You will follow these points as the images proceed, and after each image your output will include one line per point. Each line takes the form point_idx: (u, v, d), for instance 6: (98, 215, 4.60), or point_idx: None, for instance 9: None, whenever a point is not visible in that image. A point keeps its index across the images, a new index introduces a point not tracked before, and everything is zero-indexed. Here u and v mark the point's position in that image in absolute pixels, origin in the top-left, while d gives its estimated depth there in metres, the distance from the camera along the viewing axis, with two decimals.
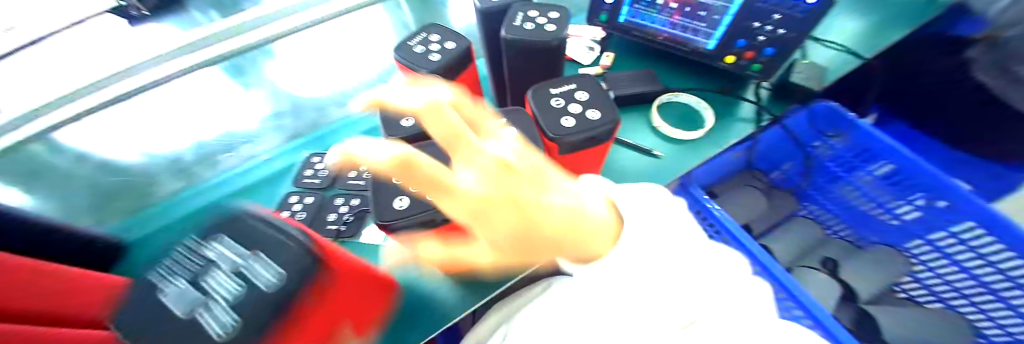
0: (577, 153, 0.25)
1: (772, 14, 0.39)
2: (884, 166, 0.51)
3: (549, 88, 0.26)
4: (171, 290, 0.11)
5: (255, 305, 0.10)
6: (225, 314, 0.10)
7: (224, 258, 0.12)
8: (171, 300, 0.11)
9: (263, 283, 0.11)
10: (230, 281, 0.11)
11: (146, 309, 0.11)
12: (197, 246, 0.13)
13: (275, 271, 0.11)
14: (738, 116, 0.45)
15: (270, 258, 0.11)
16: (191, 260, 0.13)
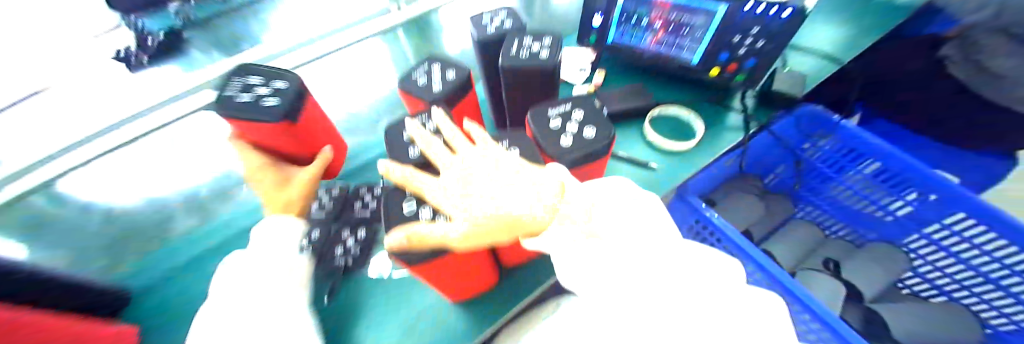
0: (578, 170, 0.26)
1: (750, 28, 0.40)
2: (871, 164, 0.51)
3: (546, 109, 0.27)
4: (240, 93, 0.30)
5: (284, 96, 0.30)
6: (274, 96, 0.30)
7: (264, 84, 0.31)
8: (241, 97, 0.30)
9: (283, 89, 0.30)
10: (267, 92, 0.30)
11: (226, 104, 0.29)
12: (250, 80, 0.31)
13: (287, 86, 0.30)
14: (727, 125, 0.47)
15: (285, 82, 0.31)
16: (251, 84, 0.31)
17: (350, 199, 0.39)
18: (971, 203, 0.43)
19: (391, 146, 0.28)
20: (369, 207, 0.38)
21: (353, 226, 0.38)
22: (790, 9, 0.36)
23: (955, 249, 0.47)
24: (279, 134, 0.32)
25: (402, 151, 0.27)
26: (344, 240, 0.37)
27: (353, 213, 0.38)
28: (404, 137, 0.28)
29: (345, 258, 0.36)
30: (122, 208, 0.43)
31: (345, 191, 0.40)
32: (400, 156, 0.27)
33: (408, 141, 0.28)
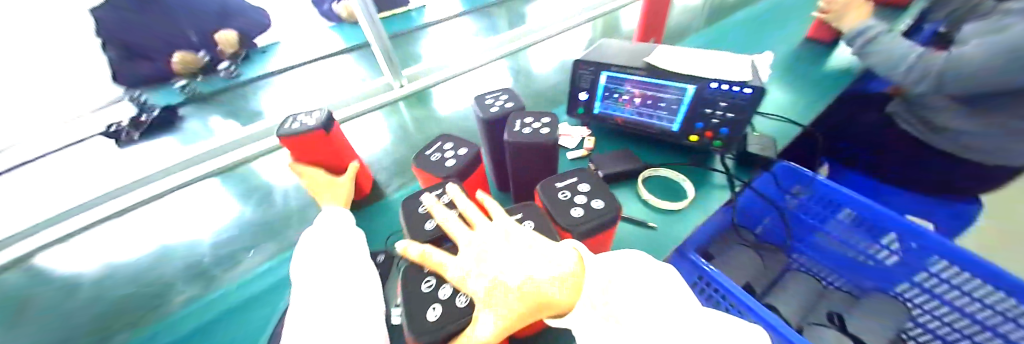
0: (589, 239, 0.27)
1: (718, 102, 0.46)
2: (849, 213, 0.54)
3: (555, 183, 0.30)
4: (295, 119, 0.44)
5: (317, 120, 0.43)
6: (311, 122, 0.43)
7: (311, 115, 0.45)
8: (295, 121, 0.44)
9: (318, 117, 0.44)
10: (310, 118, 0.44)
11: (284, 127, 0.43)
12: (303, 114, 0.46)
13: (322, 115, 0.44)
14: (714, 183, 0.52)
15: (322, 113, 0.45)
16: (301, 116, 0.45)
17: None
18: (943, 247, 0.46)
19: (409, 222, 0.29)
20: None
21: None
22: (751, 87, 0.43)
23: (948, 296, 0.49)
24: (317, 146, 0.45)
25: (420, 226, 0.29)
26: None
27: None
28: (422, 210, 0.30)
29: None
30: (145, 279, 0.49)
31: None
32: (417, 229, 0.28)
33: (425, 215, 0.30)
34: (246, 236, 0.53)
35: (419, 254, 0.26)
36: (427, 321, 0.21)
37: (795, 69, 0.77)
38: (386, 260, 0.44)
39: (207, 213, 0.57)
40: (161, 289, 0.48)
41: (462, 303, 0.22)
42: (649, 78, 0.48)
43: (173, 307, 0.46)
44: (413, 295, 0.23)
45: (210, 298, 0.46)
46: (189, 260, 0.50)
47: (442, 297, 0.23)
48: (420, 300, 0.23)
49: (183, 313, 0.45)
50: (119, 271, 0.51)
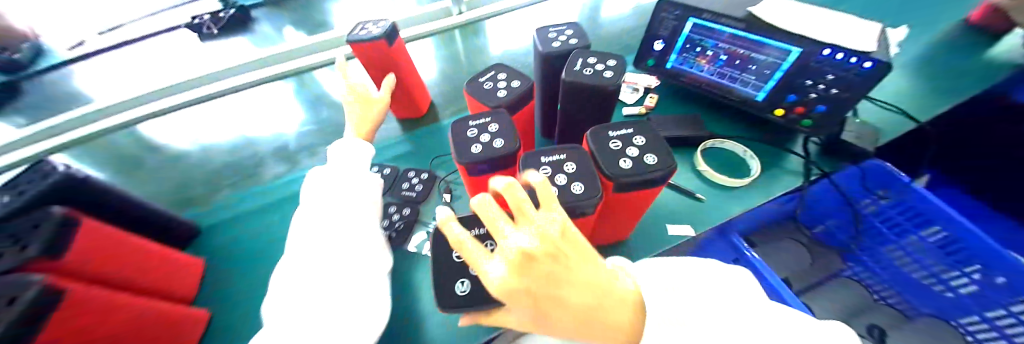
0: (629, 193, 0.26)
1: (824, 74, 0.39)
2: (937, 232, 0.49)
3: (607, 131, 0.28)
4: (362, 28, 0.44)
5: (383, 32, 0.42)
6: (377, 32, 0.43)
7: (377, 25, 0.44)
8: (362, 30, 0.44)
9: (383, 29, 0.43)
10: (377, 29, 0.43)
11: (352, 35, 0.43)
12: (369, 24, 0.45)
13: (387, 28, 0.43)
14: (787, 168, 0.45)
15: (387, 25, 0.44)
16: (369, 25, 0.44)
17: (398, 179, 0.46)
18: None
19: (456, 143, 0.28)
20: (414, 189, 0.44)
21: (399, 204, 0.43)
22: (872, 61, 0.34)
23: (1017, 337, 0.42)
24: (379, 59, 0.45)
25: (467, 149, 0.28)
26: (390, 215, 0.42)
27: (402, 192, 0.44)
28: (469, 134, 0.29)
29: (387, 232, 0.40)
30: (230, 155, 0.58)
31: (396, 171, 0.47)
32: (464, 152, 0.28)
33: (472, 140, 0.29)
34: (314, 139, 0.59)
35: (460, 247, 0.18)
36: (456, 295, 0.23)
37: (935, 60, 0.60)
38: (428, 179, 0.46)
39: (284, 113, 0.64)
40: (246, 169, 0.56)
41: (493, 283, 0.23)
42: (745, 33, 0.41)
43: (254, 185, 0.54)
44: (445, 264, 0.24)
45: (283, 185, 0.53)
46: (269, 150, 0.58)
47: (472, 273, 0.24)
48: (453, 269, 0.24)
49: (262, 191, 0.53)
50: (215, 150, 0.60)
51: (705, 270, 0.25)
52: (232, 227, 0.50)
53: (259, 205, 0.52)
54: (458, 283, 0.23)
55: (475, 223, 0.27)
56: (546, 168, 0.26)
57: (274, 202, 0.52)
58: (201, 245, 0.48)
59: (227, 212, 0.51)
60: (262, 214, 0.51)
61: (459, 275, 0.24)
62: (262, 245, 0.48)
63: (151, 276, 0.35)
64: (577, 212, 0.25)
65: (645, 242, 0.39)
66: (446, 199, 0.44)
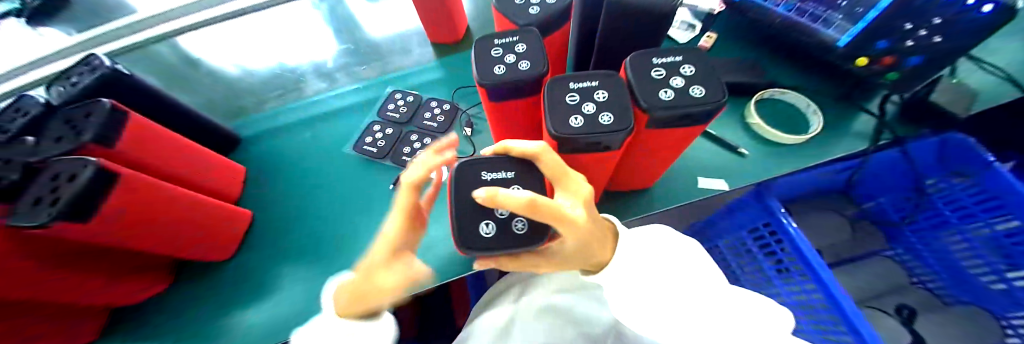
0: (666, 130, 0.24)
1: (931, 18, 0.30)
2: (1008, 221, 0.42)
3: (651, 57, 0.25)
4: None
5: None
6: None
7: None
8: None
9: None
10: None
11: None
12: None
13: None
14: (853, 130, 0.40)
15: None
16: None
17: (421, 108, 0.45)
18: None
19: (479, 62, 0.26)
20: (436, 119, 0.44)
21: (420, 133, 0.43)
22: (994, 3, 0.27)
23: None
24: None
25: (489, 70, 0.26)
26: (412, 143, 0.42)
27: (424, 122, 0.44)
28: (493, 55, 0.27)
29: (409, 159, 0.42)
30: (264, 73, 0.60)
31: (419, 99, 0.45)
32: (486, 73, 0.26)
33: (496, 59, 0.26)
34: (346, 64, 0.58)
35: (548, 214, 0.18)
36: (481, 238, 0.21)
37: None
38: (450, 110, 0.44)
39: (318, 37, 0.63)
40: (282, 89, 0.57)
41: (521, 230, 0.21)
42: None
43: (291, 105, 0.55)
44: (465, 206, 0.22)
45: (317, 106, 0.54)
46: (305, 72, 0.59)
47: (499, 215, 0.21)
48: (475, 211, 0.22)
49: (297, 109, 0.54)
50: (253, 68, 0.61)
51: (681, 249, 0.28)
52: (270, 141, 0.52)
53: (295, 122, 0.53)
54: (481, 224, 0.21)
55: (494, 167, 0.23)
56: (574, 96, 0.24)
57: (308, 120, 0.53)
58: (243, 155, 0.51)
59: (264, 127, 0.53)
60: (296, 132, 0.53)
61: (481, 216, 0.21)
62: (296, 160, 0.50)
63: (198, 169, 0.38)
64: (601, 146, 0.23)
65: (674, 194, 0.37)
66: (468, 133, 0.43)
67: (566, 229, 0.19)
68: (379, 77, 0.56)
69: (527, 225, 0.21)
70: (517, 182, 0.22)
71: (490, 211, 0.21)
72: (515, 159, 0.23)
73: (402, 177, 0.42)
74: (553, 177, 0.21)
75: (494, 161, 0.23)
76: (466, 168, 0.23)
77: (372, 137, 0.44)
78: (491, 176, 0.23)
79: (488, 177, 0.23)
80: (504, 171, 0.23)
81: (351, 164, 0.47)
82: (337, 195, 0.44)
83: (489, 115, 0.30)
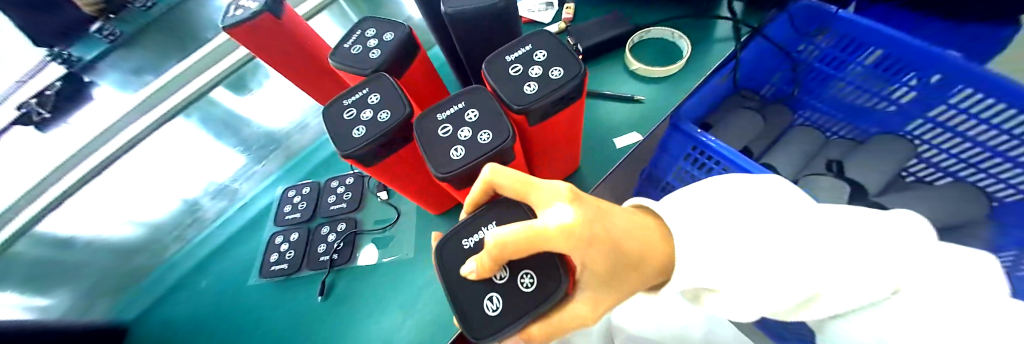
0: (548, 121, 0.23)
1: None
2: (872, 53, 0.49)
3: (503, 55, 0.23)
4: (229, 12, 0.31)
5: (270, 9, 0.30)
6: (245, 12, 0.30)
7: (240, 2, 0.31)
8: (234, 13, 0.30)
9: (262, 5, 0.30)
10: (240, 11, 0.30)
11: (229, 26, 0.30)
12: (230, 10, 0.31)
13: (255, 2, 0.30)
14: (715, 37, 0.44)
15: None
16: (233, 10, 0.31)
17: (324, 192, 0.41)
18: (974, 75, 0.41)
19: (334, 133, 0.23)
20: (344, 197, 0.40)
21: (331, 223, 0.39)
22: None
23: (961, 127, 0.44)
24: (280, 43, 0.33)
25: (347, 137, 0.22)
26: (325, 238, 0.38)
27: (330, 207, 0.40)
28: (348, 117, 0.23)
29: (328, 257, 0.37)
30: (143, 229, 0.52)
31: (316, 185, 0.42)
32: (346, 141, 0.22)
33: (352, 121, 0.23)
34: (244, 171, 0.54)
35: (531, 242, 0.15)
36: (489, 316, 0.17)
37: None
38: (356, 181, 0.41)
39: (210, 157, 0.54)
40: (178, 228, 0.51)
41: (528, 285, 0.17)
42: None
43: (197, 241, 0.49)
44: (461, 287, 0.18)
45: (229, 226, 0.49)
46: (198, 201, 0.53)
47: (499, 281, 0.18)
48: (471, 290, 0.18)
49: (207, 243, 0.49)
50: None
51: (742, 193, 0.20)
52: (189, 291, 0.46)
53: (212, 254, 0.48)
54: (485, 302, 0.18)
55: (471, 230, 0.20)
56: (446, 126, 0.21)
57: (223, 248, 0.48)
58: (169, 315, 0.45)
59: (177, 276, 0.48)
60: (214, 267, 0.47)
61: (483, 291, 0.18)
62: (226, 298, 0.44)
63: None
64: (497, 163, 0.20)
65: (599, 164, 0.38)
66: (384, 197, 0.39)
67: (568, 251, 0.15)
68: (288, 162, 0.53)
69: (533, 275, 0.17)
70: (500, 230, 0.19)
71: (490, 279, 0.18)
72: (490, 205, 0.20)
73: (327, 282, 0.37)
74: (527, 199, 0.18)
75: (470, 219, 0.20)
76: (445, 253, 0.19)
77: (283, 250, 0.39)
78: (472, 241, 0.19)
79: (471, 242, 0.19)
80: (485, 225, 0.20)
81: (268, 290, 0.39)
82: (270, 327, 0.37)
83: (380, 179, 0.26)
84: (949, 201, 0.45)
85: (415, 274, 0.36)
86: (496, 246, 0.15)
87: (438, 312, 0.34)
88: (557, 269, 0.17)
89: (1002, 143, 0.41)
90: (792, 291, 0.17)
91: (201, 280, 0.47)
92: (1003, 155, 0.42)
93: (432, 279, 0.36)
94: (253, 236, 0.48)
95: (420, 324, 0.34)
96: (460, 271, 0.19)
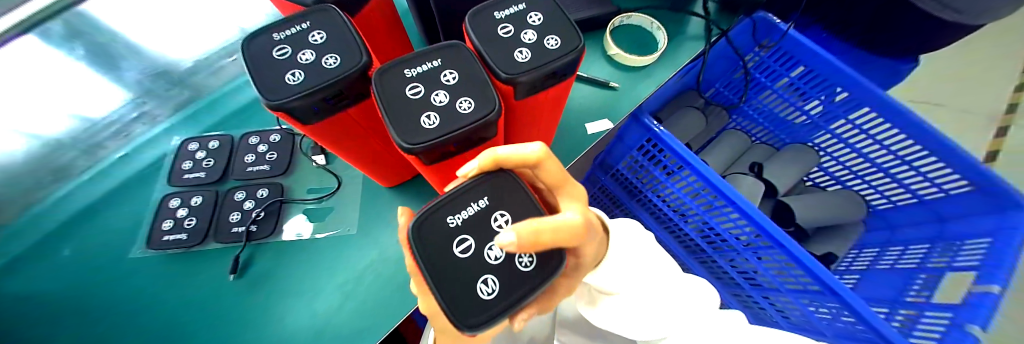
0: (538, 95, 0.20)
1: None
2: (800, 68, 0.55)
3: (492, 11, 0.20)
4: None
5: None
6: None
7: None
8: None
9: None
10: None
11: None
12: None
13: None
14: (688, 33, 0.44)
15: None
16: None
17: (238, 148, 0.34)
18: (876, 98, 0.49)
19: (258, 75, 0.17)
20: (268, 159, 0.33)
21: (248, 187, 0.32)
22: None
23: (849, 138, 0.57)
24: None
25: (277, 82, 0.17)
26: (241, 205, 0.31)
27: (248, 168, 0.33)
28: (279, 56, 0.18)
29: (244, 228, 0.31)
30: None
31: (229, 140, 0.34)
32: (276, 87, 0.17)
33: (286, 63, 0.17)
34: (131, 102, 0.38)
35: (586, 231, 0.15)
36: (480, 304, 0.12)
37: None
38: (284, 139, 0.35)
39: (81, 85, 0.33)
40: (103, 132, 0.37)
41: (528, 264, 0.13)
42: None
43: (65, 186, 0.35)
44: (442, 270, 0.13)
45: (115, 178, 0.37)
46: (79, 129, 0.35)
47: (494, 261, 0.13)
48: (456, 273, 0.13)
49: (74, 198, 0.35)
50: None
51: (642, 245, 0.29)
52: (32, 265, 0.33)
53: (83, 213, 0.35)
54: (478, 285, 0.13)
55: (459, 202, 0.14)
56: (416, 87, 0.17)
57: (94, 206, 0.36)
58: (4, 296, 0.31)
59: (53, 221, 0.34)
60: (81, 227, 0.35)
61: (472, 273, 0.13)
62: (94, 270, 0.33)
63: None
64: (476, 140, 0.17)
65: (572, 148, 0.37)
66: (321, 162, 0.34)
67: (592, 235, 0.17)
68: (204, 102, 0.42)
69: (538, 258, 0.13)
70: (499, 207, 0.14)
71: (483, 261, 0.13)
72: (490, 179, 0.15)
73: (242, 259, 0.31)
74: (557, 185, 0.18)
75: (466, 188, 0.14)
76: (418, 228, 0.13)
77: (180, 216, 0.31)
78: (460, 218, 0.14)
79: (458, 219, 0.14)
80: (475, 201, 0.14)
81: (160, 263, 0.32)
82: (171, 306, 0.30)
83: (319, 142, 0.21)
84: (835, 206, 0.59)
85: (358, 252, 0.32)
86: (569, 231, 0.12)
87: (385, 295, 0.31)
88: (565, 258, 0.14)
89: (889, 162, 0.54)
90: (646, 294, 0.28)
91: (48, 250, 0.33)
92: (892, 175, 0.54)
93: (378, 258, 0.32)
94: (138, 195, 0.36)
95: (363, 307, 0.30)
96: (437, 248, 0.13)
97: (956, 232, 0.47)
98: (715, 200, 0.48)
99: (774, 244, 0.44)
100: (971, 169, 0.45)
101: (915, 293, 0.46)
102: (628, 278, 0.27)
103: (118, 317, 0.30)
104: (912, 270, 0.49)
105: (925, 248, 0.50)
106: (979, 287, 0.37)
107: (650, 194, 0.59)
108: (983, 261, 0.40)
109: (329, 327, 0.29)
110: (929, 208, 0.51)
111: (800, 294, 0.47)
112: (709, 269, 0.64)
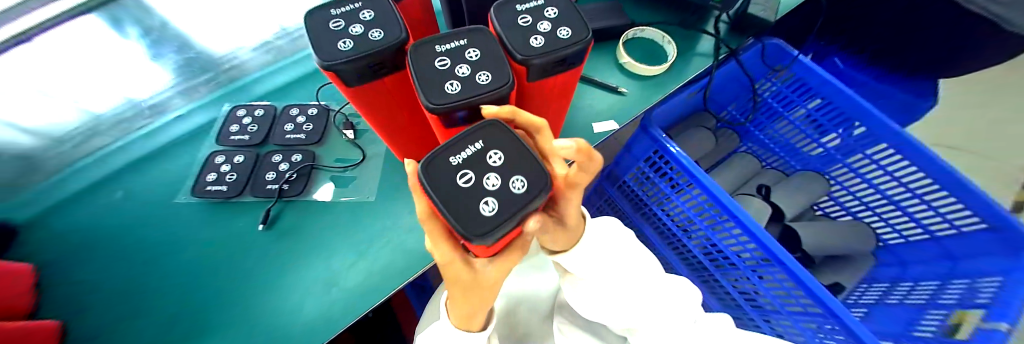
0: (549, 79, 0.23)
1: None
2: (816, 100, 0.57)
3: (515, 5, 0.23)
4: None
5: None
6: None
7: None
8: None
9: None
10: None
11: None
12: None
13: None
14: (697, 50, 0.47)
15: None
16: None
17: (280, 119, 0.38)
18: (890, 132, 0.50)
19: (316, 41, 0.21)
20: (304, 129, 0.37)
21: (285, 151, 0.36)
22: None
23: (863, 169, 0.57)
24: None
25: (332, 47, 0.20)
26: (276, 166, 0.35)
27: (286, 136, 0.37)
28: (334, 28, 0.21)
29: (277, 186, 0.34)
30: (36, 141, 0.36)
31: (272, 110, 0.38)
32: (330, 51, 0.20)
33: (339, 33, 0.21)
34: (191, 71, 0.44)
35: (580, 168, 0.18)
36: (483, 219, 0.14)
37: None
38: (320, 113, 0.39)
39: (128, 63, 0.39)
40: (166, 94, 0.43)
41: (521, 188, 0.16)
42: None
43: (124, 138, 0.40)
44: (450, 197, 0.15)
45: (169, 134, 0.41)
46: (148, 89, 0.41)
47: (492, 188, 0.15)
48: (461, 198, 0.15)
49: (131, 149, 0.40)
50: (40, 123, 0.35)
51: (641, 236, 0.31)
52: (91, 201, 0.37)
53: (138, 161, 0.40)
54: (481, 206, 0.15)
55: (459, 146, 0.16)
56: (444, 60, 0.20)
57: (143, 157, 0.40)
58: (67, 223, 0.36)
59: (113, 166, 0.39)
60: (133, 174, 0.39)
61: (475, 197, 0.15)
62: (135, 214, 0.37)
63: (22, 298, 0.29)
64: None
65: None
66: (350, 136, 0.38)
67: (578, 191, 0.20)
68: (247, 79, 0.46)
69: (528, 181, 0.16)
70: (494, 147, 0.17)
71: (483, 188, 0.15)
72: (484, 129, 0.17)
73: (273, 212, 0.34)
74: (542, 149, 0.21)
75: (464, 135, 0.17)
76: (427, 166, 0.15)
77: (223, 170, 0.35)
78: (461, 157, 0.16)
79: (460, 159, 0.16)
80: (472, 144, 0.17)
81: (200, 210, 0.35)
82: (203, 248, 0.34)
83: (357, 106, 0.25)
84: (843, 237, 0.59)
85: (373, 219, 0.35)
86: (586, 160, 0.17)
87: (392, 261, 0.33)
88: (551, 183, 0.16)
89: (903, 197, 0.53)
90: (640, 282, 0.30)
91: (108, 189, 0.38)
92: (905, 209, 0.53)
93: (390, 227, 0.34)
94: (186, 151, 0.41)
95: (371, 268, 0.33)
96: (442, 180, 0.15)
97: (967, 269, 0.46)
98: (719, 215, 0.49)
99: (776, 261, 0.44)
100: (983, 206, 0.44)
101: (924, 328, 0.44)
102: (623, 262, 0.29)
103: (158, 253, 0.34)
104: (921, 306, 0.47)
105: (935, 286, 0.48)
106: (987, 323, 0.36)
107: (656, 208, 0.61)
108: (993, 298, 0.39)
109: (339, 283, 0.32)
110: (941, 246, 0.50)
111: (801, 317, 0.46)
112: (710, 288, 0.63)
